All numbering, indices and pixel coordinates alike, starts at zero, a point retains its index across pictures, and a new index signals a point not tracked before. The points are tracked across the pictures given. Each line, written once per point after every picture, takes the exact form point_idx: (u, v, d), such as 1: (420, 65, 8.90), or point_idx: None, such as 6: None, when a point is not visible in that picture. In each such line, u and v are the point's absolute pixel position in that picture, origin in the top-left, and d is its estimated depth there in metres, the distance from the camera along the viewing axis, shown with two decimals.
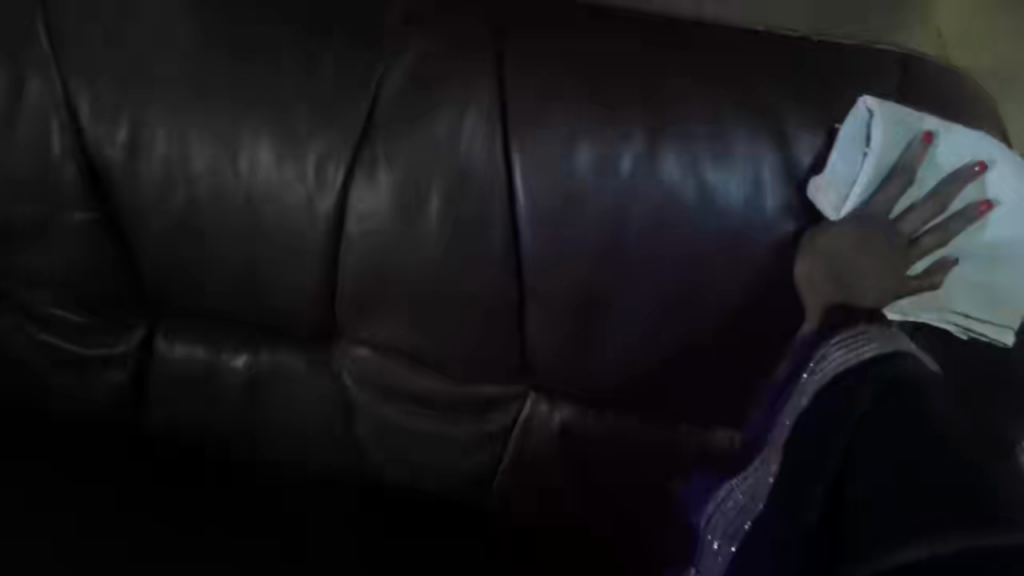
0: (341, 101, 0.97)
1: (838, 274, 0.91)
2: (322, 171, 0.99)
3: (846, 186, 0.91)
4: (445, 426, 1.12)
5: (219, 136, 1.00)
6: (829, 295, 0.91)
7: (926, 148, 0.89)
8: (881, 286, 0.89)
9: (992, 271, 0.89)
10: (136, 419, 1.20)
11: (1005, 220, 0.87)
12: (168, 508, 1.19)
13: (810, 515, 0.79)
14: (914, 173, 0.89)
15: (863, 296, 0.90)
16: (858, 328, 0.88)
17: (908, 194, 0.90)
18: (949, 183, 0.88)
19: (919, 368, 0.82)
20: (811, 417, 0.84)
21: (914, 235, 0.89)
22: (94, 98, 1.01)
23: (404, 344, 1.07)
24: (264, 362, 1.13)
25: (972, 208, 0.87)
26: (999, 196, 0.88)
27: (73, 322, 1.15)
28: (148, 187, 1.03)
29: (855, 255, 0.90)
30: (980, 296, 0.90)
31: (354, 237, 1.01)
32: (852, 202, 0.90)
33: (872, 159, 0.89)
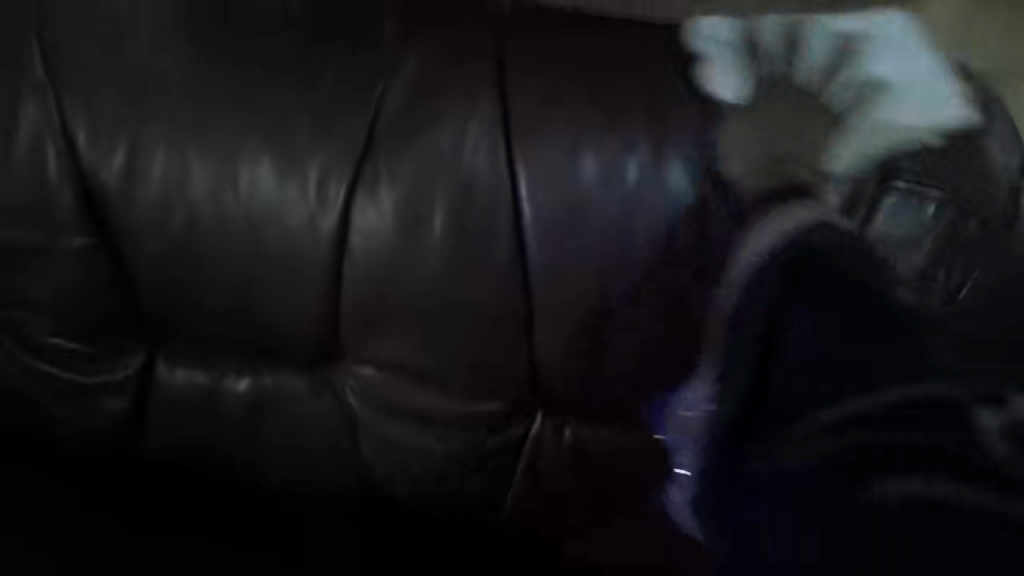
0: (344, 118, 0.96)
1: (772, 159, 0.90)
2: (325, 189, 0.98)
3: (733, 75, 0.91)
4: (447, 446, 1.09)
5: (219, 156, 0.99)
6: (755, 172, 0.90)
7: (762, 35, 0.93)
8: (819, 135, 0.89)
9: (918, 89, 0.89)
10: (136, 444, 1.18)
11: (885, 43, 0.91)
12: (168, 532, 1.13)
13: (730, 408, 0.91)
14: (767, 46, 0.92)
15: (788, 163, 0.90)
16: (771, 211, 0.91)
17: (775, 58, 0.91)
18: (802, 41, 0.92)
19: (818, 215, 0.90)
20: (740, 312, 0.92)
21: (817, 82, 0.90)
22: (91, 124, 1.00)
23: (407, 361, 1.05)
24: (268, 385, 1.11)
25: (840, 47, 0.91)
26: (863, 32, 0.92)
27: (68, 349, 1.12)
28: (145, 211, 1.02)
29: (769, 128, 0.90)
30: (927, 106, 0.88)
31: (357, 254, 0.99)
32: (730, 81, 0.91)
33: (726, 51, 0.93)
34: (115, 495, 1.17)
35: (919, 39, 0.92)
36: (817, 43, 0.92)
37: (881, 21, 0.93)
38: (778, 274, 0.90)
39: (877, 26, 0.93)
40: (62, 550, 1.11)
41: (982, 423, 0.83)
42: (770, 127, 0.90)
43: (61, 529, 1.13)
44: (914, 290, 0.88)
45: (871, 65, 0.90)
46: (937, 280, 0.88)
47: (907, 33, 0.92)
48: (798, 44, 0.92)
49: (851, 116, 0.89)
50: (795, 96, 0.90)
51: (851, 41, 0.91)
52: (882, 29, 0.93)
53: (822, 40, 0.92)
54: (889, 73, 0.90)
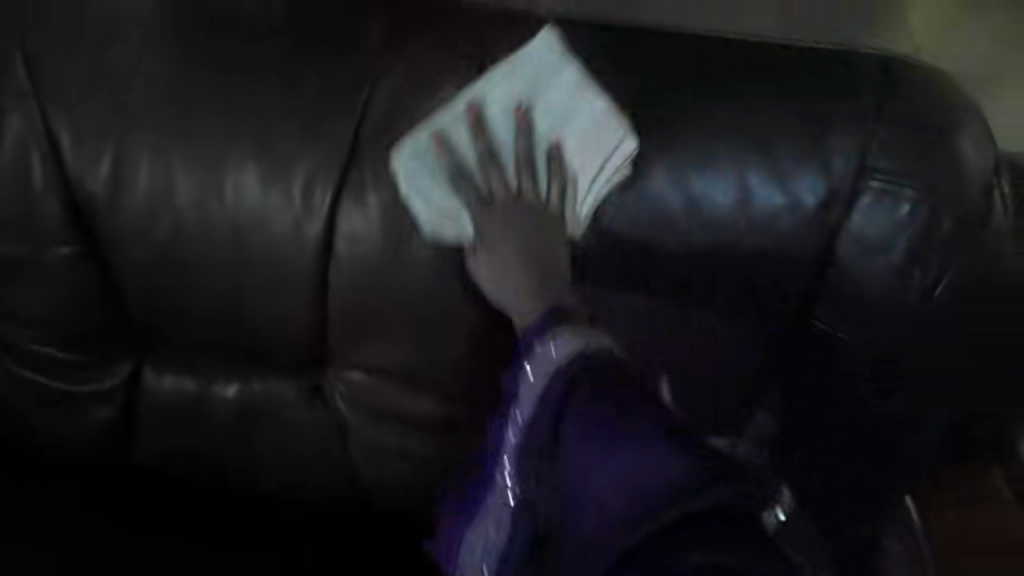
0: (330, 122, 0.98)
1: (529, 271, 0.91)
2: (310, 195, 0.98)
3: (440, 210, 0.95)
4: (433, 450, 1.08)
5: (203, 164, 0.99)
6: (521, 285, 0.91)
7: (447, 150, 0.94)
8: (547, 233, 0.92)
9: (598, 132, 0.90)
10: (125, 452, 1.18)
11: (552, 92, 0.92)
12: (166, 537, 1.14)
13: (524, 527, 0.82)
14: (472, 158, 0.94)
15: (552, 280, 0.90)
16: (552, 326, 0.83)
17: (480, 166, 0.94)
18: (488, 131, 0.93)
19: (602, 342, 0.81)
20: (536, 428, 0.81)
21: (516, 179, 0.93)
22: (77, 132, 1.01)
23: (395, 366, 1.05)
24: (256, 391, 1.11)
25: (516, 125, 0.93)
26: (530, 91, 0.92)
27: (55, 360, 1.12)
28: (131, 218, 1.02)
29: (523, 253, 0.91)
30: (609, 150, 0.89)
31: (342, 259, 1.00)
32: (451, 219, 0.95)
33: (428, 180, 0.95)
34: (112, 500, 1.18)
35: (586, 92, 0.91)
36: (499, 131, 0.93)
37: (533, 64, 0.93)
38: (577, 385, 0.80)
39: (544, 74, 0.92)
40: (62, 554, 1.12)
41: (766, 522, 0.74)
42: (521, 239, 0.92)
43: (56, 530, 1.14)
44: (888, 287, 0.87)
45: (557, 125, 0.92)
46: (914, 278, 0.87)
47: (556, 65, 0.92)
48: (483, 143, 0.93)
49: (569, 188, 0.92)
50: (503, 202, 0.93)
51: (525, 110, 0.92)
52: (556, 72, 0.92)
53: (500, 122, 0.93)
54: (576, 127, 0.91)
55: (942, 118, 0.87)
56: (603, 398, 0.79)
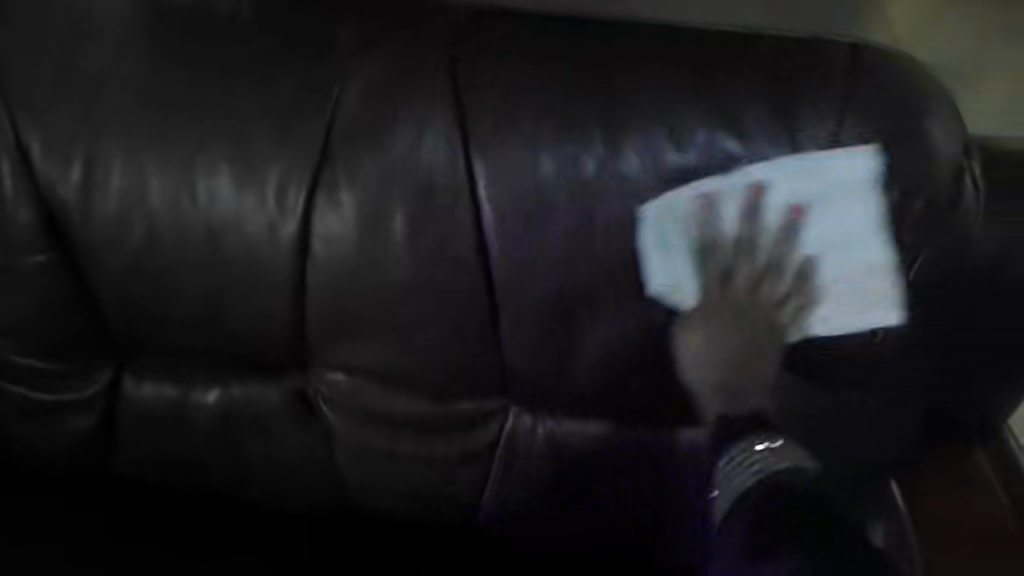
0: (300, 122, 0.97)
1: (731, 388, 0.97)
2: (284, 196, 0.98)
3: (676, 287, 0.95)
4: (422, 449, 1.08)
5: (176, 169, 0.99)
6: (710, 373, 0.97)
7: (701, 223, 0.94)
8: (760, 356, 0.95)
9: (869, 276, 0.90)
10: (107, 460, 1.18)
11: (840, 206, 0.91)
12: (153, 543, 1.14)
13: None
14: (724, 233, 0.94)
15: (748, 393, 0.96)
16: (736, 442, 0.93)
17: (729, 252, 0.95)
18: (756, 219, 0.93)
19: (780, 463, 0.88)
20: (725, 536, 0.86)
21: (763, 274, 0.94)
22: (46, 137, 1.00)
23: (378, 366, 1.05)
24: (237, 397, 1.10)
25: (789, 226, 0.92)
26: (818, 201, 0.91)
27: (35, 370, 1.11)
28: (105, 225, 1.01)
29: (726, 335, 0.96)
30: (873, 295, 0.90)
31: (319, 260, 1.00)
32: (688, 289, 0.95)
33: (665, 245, 0.94)
34: (96, 508, 1.17)
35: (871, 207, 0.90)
36: (771, 218, 0.92)
37: (849, 175, 0.90)
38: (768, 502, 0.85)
39: (843, 187, 0.90)
40: (50, 560, 1.11)
41: None
42: (723, 342, 0.96)
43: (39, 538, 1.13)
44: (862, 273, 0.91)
45: (830, 246, 0.91)
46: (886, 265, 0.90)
47: (852, 172, 0.90)
48: (713, 218, 0.93)
49: (803, 310, 0.93)
50: (723, 300, 0.96)
51: (801, 212, 0.91)
52: (857, 194, 0.90)
53: (774, 214, 0.92)
54: (851, 260, 0.91)
55: (911, 106, 0.90)
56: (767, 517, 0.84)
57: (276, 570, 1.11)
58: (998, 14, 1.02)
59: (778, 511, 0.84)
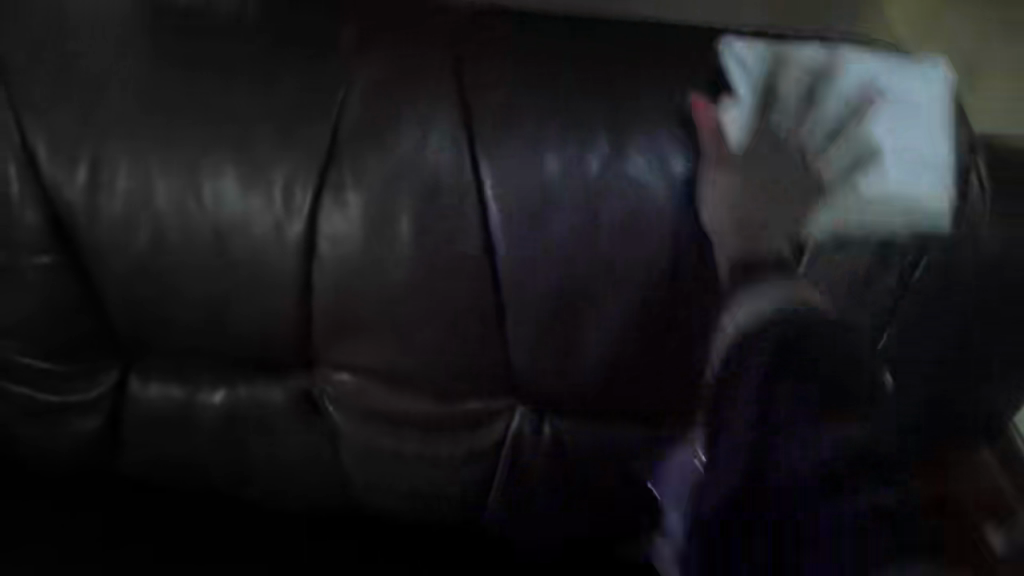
0: (305, 124, 0.97)
1: (744, 226, 0.91)
2: (290, 197, 0.98)
3: (727, 127, 0.92)
4: (427, 449, 1.09)
5: (182, 170, 0.99)
6: (728, 236, 0.92)
7: (767, 87, 0.93)
8: (785, 234, 0.91)
9: (916, 167, 0.88)
10: (112, 461, 1.17)
11: (907, 102, 0.90)
12: (151, 543, 1.15)
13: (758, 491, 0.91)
14: (783, 94, 0.93)
15: (763, 238, 0.91)
16: (750, 288, 0.91)
17: (784, 125, 0.92)
18: (819, 99, 0.91)
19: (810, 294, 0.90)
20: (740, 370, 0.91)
21: (815, 150, 0.91)
22: (51, 138, 1.00)
23: (382, 365, 1.05)
24: (242, 397, 1.10)
25: (856, 103, 0.90)
26: (893, 95, 0.90)
27: (41, 370, 1.11)
28: (111, 226, 1.01)
29: (752, 194, 0.91)
30: (910, 195, 0.89)
31: (326, 260, 1.00)
32: (743, 131, 0.92)
33: (734, 95, 0.93)
34: (96, 508, 1.18)
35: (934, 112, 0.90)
36: (837, 92, 0.91)
37: (918, 82, 0.91)
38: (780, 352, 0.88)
39: (913, 89, 0.91)
40: (44, 561, 1.13)
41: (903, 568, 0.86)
42: (750, 194, 0.91)
43: (44, 537, 1.15)
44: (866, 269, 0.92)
45: (893, 138, 0.89)
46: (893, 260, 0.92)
47: (925, 87, 0.91)
48: (787, 92, 0.92)
49: (840, 190, 0.90)
50: (763, 171, 0.92)
51: (875, 100, 0.90)
52: (919, 98, 0.91)
53: (845, 89, 0.91)
54: (908, 153, 0.89)
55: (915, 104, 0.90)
56: (797, 367, 0.88)
57: (278, 570, 1.13)
58: (997, 14, 1.01)
59: (766, 357, 0.89)
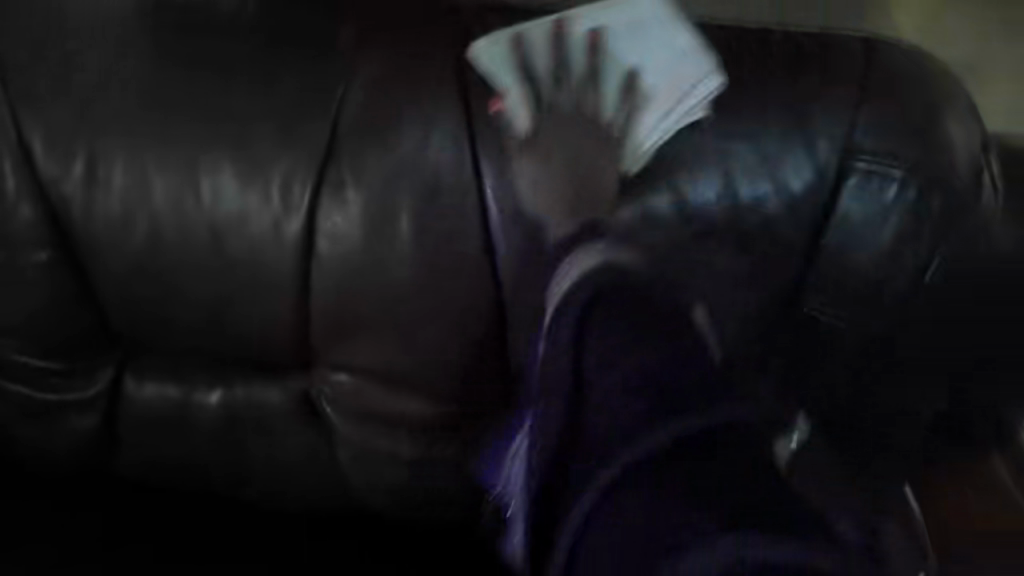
0: (306, 122, 0.96)
1: (574, 186, 0.90)
2: (288, 193, 0.97)
3: (512, 114, 0.92)
4: (426, 451, 1.06)
5: (178, 167, 0.98)
6: (555, 195, 0.91)
7: (519, 54, 0.93)
8: (609, 160, 0.90)
9: (680, 78, 0.89)
10: (110, 461, 1.16)
11: (647, 23, 0.93)
12: (150, 544, 1.10)
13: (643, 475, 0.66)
14: (541, 68, 0.92)
15: (586, 197, 0.90)
16: (577, 246, 0.86)
17: (551, 87, 0.92)
18: (568, 56, 0.92)
19: (635, 263, 0.82)
20: (560, 328, 0.79)
21: (582, 91, 0.92)
22: (49, 134, 0.99)
23: (381, 365, 1.03)
24: (239, 397, 1.09)
25: (597, 45, 0.92)
26: (603, 23, 0.93)
27: (39, 369, 1.10)
28: (107, 223, 1.00)
29: (565, 163, 0.91)
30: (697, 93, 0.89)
31: (323, 258, 0.98)
32: (522, 111, 0.92)
33: (497, 77, 0.93)
34: (95, 509, 1.14)
35: (663, 30, 0.92)
36: (573, 48, 0.92)
37: (627, 11, 0.95)
38: (586, 306, 0.79)
39: (642, 11, 0.94)
40: (43, 561, 1.08)
41: (777, 454, 0.66)
42: (563, 168, 0.91)
43: (41, 537, 1.10)
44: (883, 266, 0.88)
45: (642, 50, 0.92)
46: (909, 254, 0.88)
47: (659, 8, 0.95)
48: (558, 62, 0.92)
49: (642, 114, 0.89)
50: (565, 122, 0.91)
51: (601, 34, 0.93)
52: (656, 13, 0.94)
53: (575, 45, 0.92)
54: (661, 59, 0.91)
55: (928, 101, 0.89)
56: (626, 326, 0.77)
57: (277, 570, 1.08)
58: (996, 15, 1.05)
59: (591, 309, 0.79)
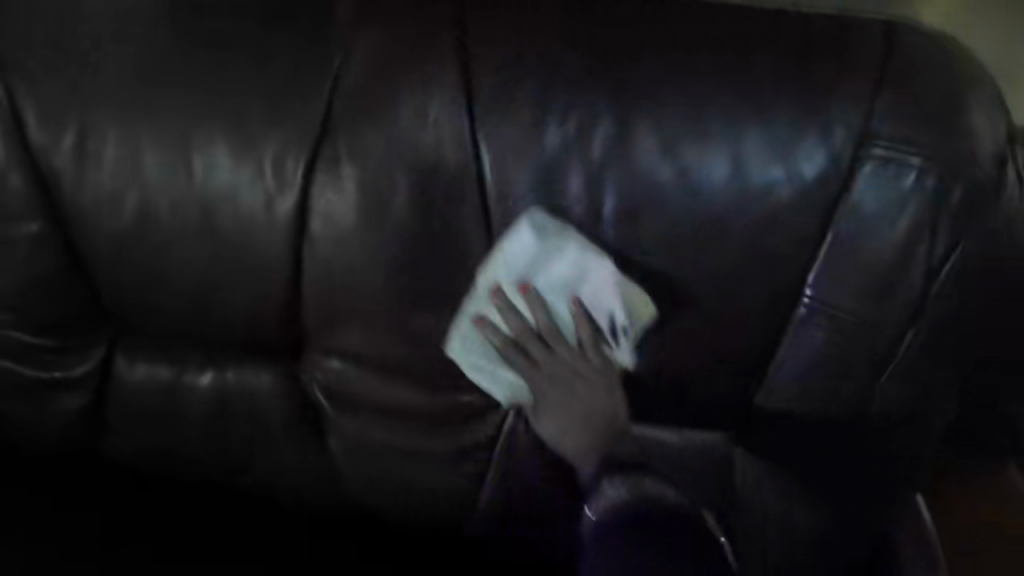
0: (296, 99, 0.92)
1: (585, 424, 0.93)
2: (282, 170, 0.94)
3: (497, 390, 0.98)
4: (420, 442, 1.04)
5: (170, 142, 0.95)
6: (579, 441, 0.93)
7: (490, 330, 0.94)
8: (606, 391, 0.93)
9: (620, 295, 0.89)
10: (99, 443, 1.14)
11: (556, 265, 0.90)
12: (149, 543, 1.08)
13: None
14: (505, 330, 0.94)
15: (602, 421, 0.93)
16: (597, 487, 0.85)
17: (514, 350, 0.94)
18: (512, 310, 0.93)
19: (663, 492, 0.81)
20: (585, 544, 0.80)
21: (545, 341, 0.94)
22: (39, 102, 0.96)
23: (376, 355, 1.00)
24: (230, 381, 1.06)
25: (534, 300, 0.92)
26: (526, 271, 0.91)
27: (29, 346, 1.08)
28: (99, 197, 0.98)
29: (565, 404, 0.94)
30: (635, 305, 0.90)
31: (317, 237, 0.95)
32: (513, 391, 0.98)
33: (476, 367, 0.97)
34: (98, 504, 1.12)
35: (582, 252, 0.89)
36: (517, 307, 0.93)
37: (525, 248, 0.90)
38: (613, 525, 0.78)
39: (542, 254, 0.89)
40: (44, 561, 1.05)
41: None
42: (571, 400, 0.94)
43: (37, 534, 1.08)
44: (894, 262, 0.85)
45: (571, 289, 0.91)
46: (922, 250, 0.85)
47: (559, 239, 0.89)
48: (479, 336, 0.95)
49: (608, 338, 0.93)
50: (548, 364, 0.94)
51: (531, 289, 0.91)
52: (558, 248, 0.89)
53: (515, 301, 0.92)
54: (592, 285, 0.90)
55: (952, 86, 0.84)
56: (641, 540, 0.75)
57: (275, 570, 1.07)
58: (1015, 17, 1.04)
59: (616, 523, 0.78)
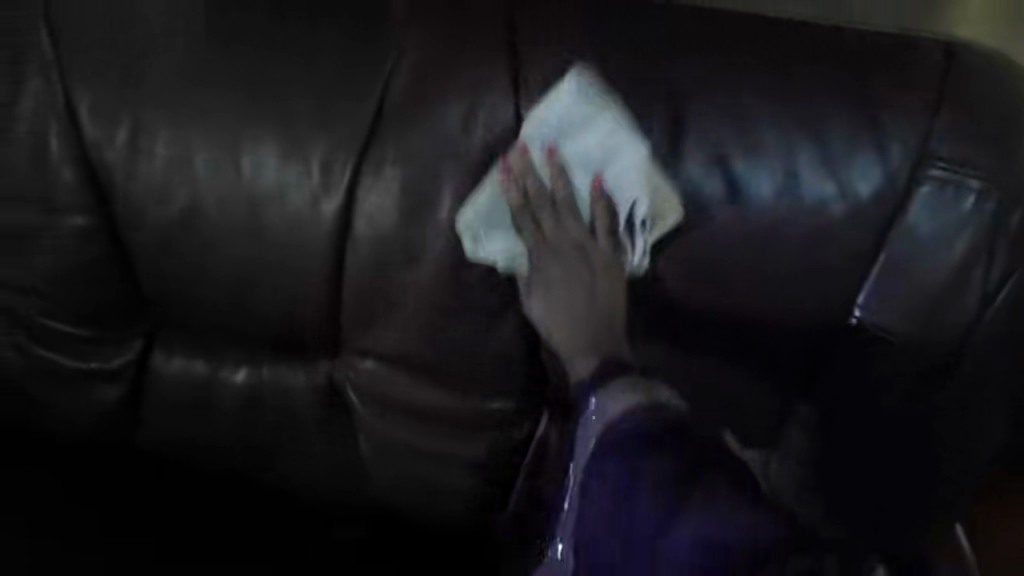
0: (348, 101, 0.92)
1: (589, 318, 0.89)
2: (329, 172, 0.94)
3: (496, 257, 0.91)
4: (451, 447, 1.04)
5: (220, 140, 0.95)
6: (581, 336, 0.89)
7: (512, 186, 0.90)
8: (613, 290, 0.90)
9: (646, 186, 0.86)
10: (132, 436, 1.15)
11: (586, 134, 0.87)
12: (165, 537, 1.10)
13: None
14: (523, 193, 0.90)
15: (608, 333, 0.89)
16: (602, 387, 0.83)
17: (525, 222, 0.91)
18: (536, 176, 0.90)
19: (674, 403, 0.82)
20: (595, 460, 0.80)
21: (557, 224, 0.91)
22: (93, 99, 0.97)
23: (411, 357, 1.00)
24: (266, 378, 1.07)
25: (561, 163, 0.89)
26: (558, 134, 0.88)
27: (69, 336, 1.09)
28: (147, 192, 0.99)
29: (572, 292, 0.90)
30: (659, 200, 0.86)
31: (361, 238, 0.95)
32: (513, 260, 0.91)
33: (484, 228, 0.91)
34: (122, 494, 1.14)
35: (619, 128, 0.86)
36: (542, 172, 0.89)
37: (566, 109, 0.87)
38: (630, 442, 0.78)
39: (579, 116, 0.86)
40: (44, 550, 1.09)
41: None
42: (575, 290, 0.90)
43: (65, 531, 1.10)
44: (948, 285, 0.85)
45: (598, 167, 0.89)
46: (978, 273, 0.85)
47: (599, 110, 0.86)
48: (494, 199, 0.90)
49: (623, 238, 0.90)
50: (554, 238, 0.91)
51: (559, 154, 0.89)
52: (593, 117, 0.86)
53: (542, 165, 0.89)
54: (618, 171, 0.87)
55: (1013, 109, 0.83)
56: (659, 457, 0.77)
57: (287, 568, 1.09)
58: None
59: (631, 440, 0.78)
